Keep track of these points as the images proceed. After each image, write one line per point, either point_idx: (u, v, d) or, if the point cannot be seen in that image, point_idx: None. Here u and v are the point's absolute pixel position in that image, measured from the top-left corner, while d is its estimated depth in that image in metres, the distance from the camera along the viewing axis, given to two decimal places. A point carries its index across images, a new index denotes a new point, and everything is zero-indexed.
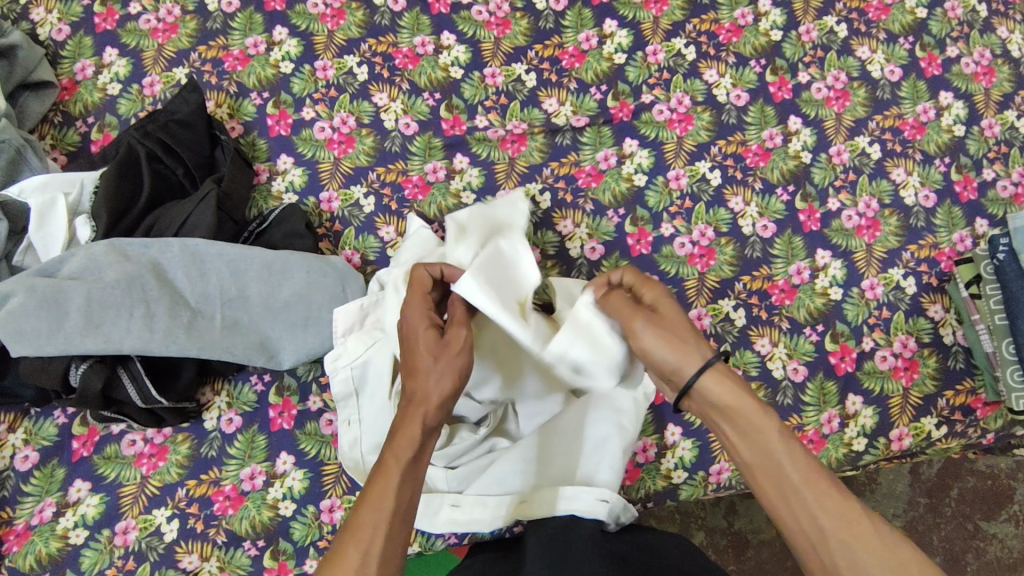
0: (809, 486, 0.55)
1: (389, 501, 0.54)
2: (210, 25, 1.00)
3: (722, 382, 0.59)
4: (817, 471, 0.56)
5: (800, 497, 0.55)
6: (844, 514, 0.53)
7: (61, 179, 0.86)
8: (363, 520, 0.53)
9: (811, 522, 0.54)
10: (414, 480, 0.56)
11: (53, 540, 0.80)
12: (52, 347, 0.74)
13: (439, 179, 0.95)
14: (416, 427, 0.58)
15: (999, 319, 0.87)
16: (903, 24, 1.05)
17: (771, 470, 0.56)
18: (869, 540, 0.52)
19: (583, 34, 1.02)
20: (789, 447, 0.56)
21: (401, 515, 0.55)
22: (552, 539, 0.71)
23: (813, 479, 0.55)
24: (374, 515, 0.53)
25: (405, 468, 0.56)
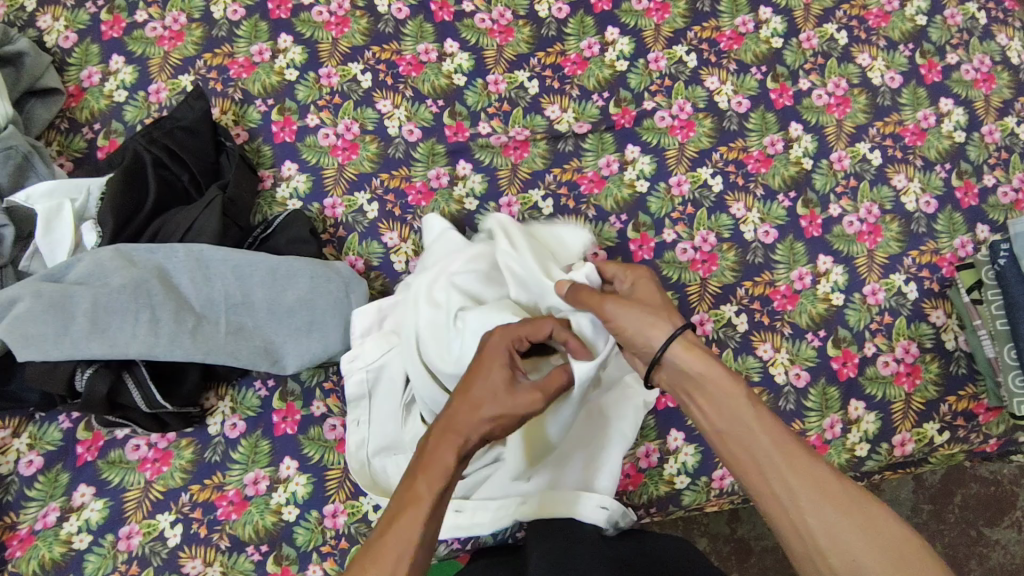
0: (783, 455, 0.57)
1: (417, 529, 0.53)
2: (216, 33, 1.01)
3: (693, 355, 0.63)
4: (791, 442, 0.58)
5: (773, 465, 0.57)
6: (817, 481, 0.55)
7: (67, 186, 0.87)
8: (388, 549, 0.52)
9: (783, 488, 0.56)
10: (441, 513, 0.55)
11: (56, 545, 0.80)
12: (59, 351, 0.74)
13: (442, 185, 0.95)
14: (450, 457, 0.57)
15: (1000, 324, 0.87)
16: (902, 32, 1.05)
17: (746, 438, 0.59)
18: (843, 506, 0.54)
19: (585, 42, 1.03)
20: (760, 417, 0.59)
21: (425, 546, 0.53)
22: (555, 544, 0.71)
23: (788, 448, 0.57)
24: (400, 542, 0.52)
25: (436, 498, 0.55)
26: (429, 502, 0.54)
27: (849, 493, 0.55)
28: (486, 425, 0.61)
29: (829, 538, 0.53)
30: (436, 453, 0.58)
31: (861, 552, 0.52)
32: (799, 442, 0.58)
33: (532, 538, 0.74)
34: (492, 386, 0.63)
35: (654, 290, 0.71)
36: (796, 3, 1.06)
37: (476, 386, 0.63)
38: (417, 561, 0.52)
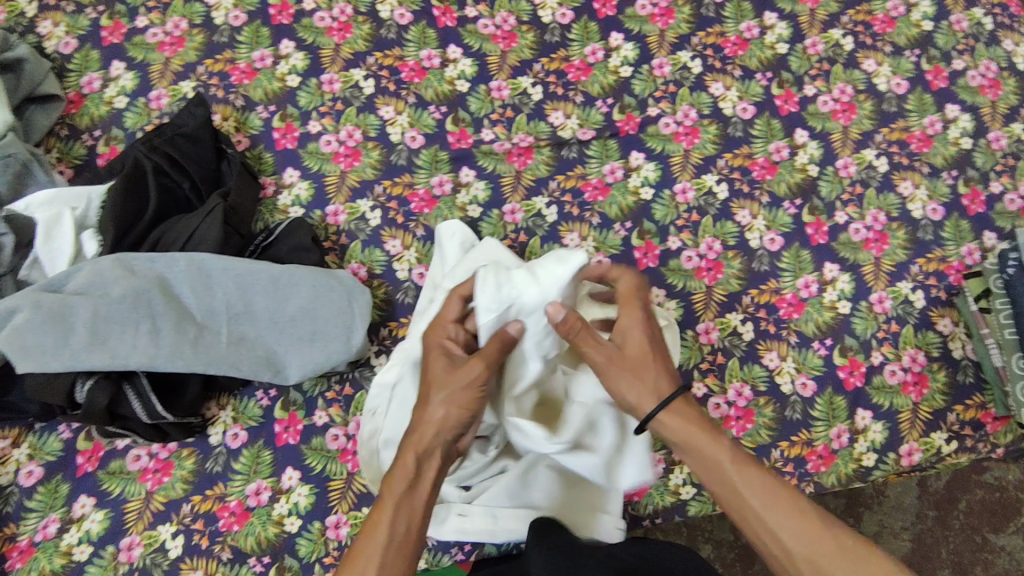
0: (769, 511, 0.58)
1: (381, 534, 0.59)
2: (217, 38, 1.00)
3: (678, 415, 0.64)
4: (773, 490, 0.59)
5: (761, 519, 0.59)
6: (803, 529, 0.57)
7: (67, 194, 0.86)
8: (355, 557, 0.58)
9: (774, 541, 0.58)
10: (412, 509, 0.60)
11: (56, 557, 0.79)
12: (58, 363, 0.74)
13: (445, 193, 0.95)
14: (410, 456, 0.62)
15: (1008, 334, 0.86)
16: (909, 37, 1.05)
17: (735, 498, 0.60)
18: (833, 552, 0.56)
19: (589, 47, 1.02)
20: (744, 471, 0.60)
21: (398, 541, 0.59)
22: (562, 558, 0.69)
23: (771, 499, 0.59)
24: (366, 546, 0.58)
25: (399, 502, 0.60)
26: (393, 502, 0.60)
27: (832, 535, 0.57)
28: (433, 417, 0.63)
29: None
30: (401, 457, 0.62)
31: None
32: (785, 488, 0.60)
33: (536, 548, 0.72)
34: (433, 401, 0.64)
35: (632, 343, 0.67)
36: (802, 9, 1.05)
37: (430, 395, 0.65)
38: (387, 561, 0.58)
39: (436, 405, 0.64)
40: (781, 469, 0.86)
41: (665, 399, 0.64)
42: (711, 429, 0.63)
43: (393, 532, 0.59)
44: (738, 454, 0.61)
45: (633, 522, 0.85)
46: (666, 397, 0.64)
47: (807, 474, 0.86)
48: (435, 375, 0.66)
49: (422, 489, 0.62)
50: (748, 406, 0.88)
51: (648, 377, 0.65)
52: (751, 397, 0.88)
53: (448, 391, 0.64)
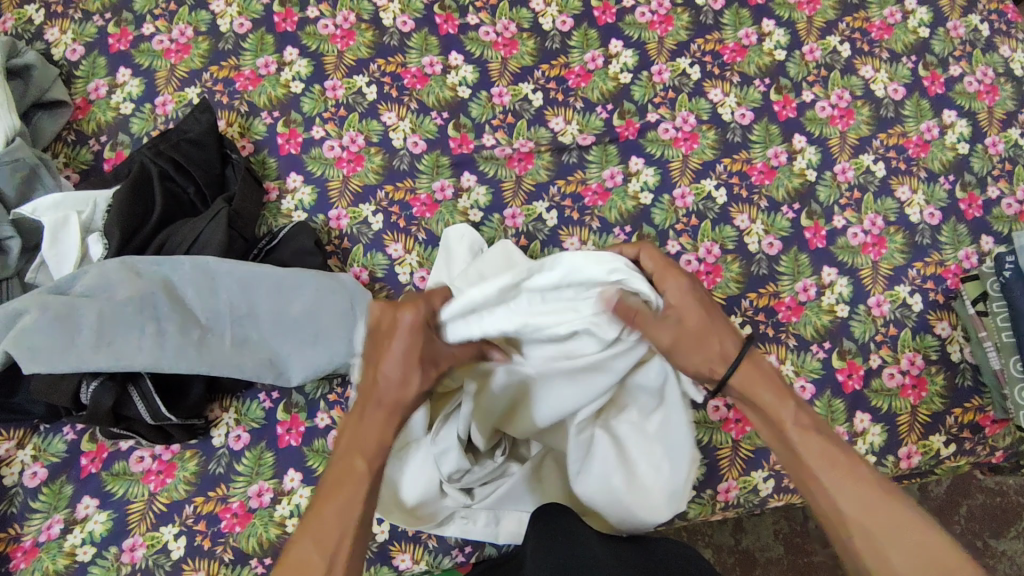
0: (823, 470, 0.60)
1: (356, 508, 0.58)
2: (222, 46, 1.02)
3: (749, 373, 0.65)
4: (835, 455, 0.60)
5: (818, 479, 0.60)
6: (859, 494, 0.58)
7: (74, 198, 0.87)
8: (327, 530, 0.57)
9: (827, 502, 0.59)
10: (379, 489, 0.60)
11: (60, 558, 0.80)
12: (65, 363, 0.74)
13: (446, 198, 0.96)
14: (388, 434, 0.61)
15: (1005, 336, 0.87)
16: (906, 44, 1.06)
17: (796, 460, 0.62)
18: (885, 522, 0.56)
19: (589, 54, 1.03)
20: (806, 434, 0.62)
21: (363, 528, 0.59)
22: (550, 523, 0.73)
23: (826, 457, 0.60)
24: (338, 520, 0.57)
25: (372, 476, 0.59)
26: (366, 481, 0.59)
27: (890, 504, 0.57)
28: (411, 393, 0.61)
29: (873, 550, 0.56)
30: (366, 427, 0.61)
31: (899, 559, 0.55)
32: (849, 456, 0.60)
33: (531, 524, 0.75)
34: (395, 374, 0.61)
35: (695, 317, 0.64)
36: (800, 15, 1.06)
37: (384, 374, 0.61)
38: (359, 533, 0.58)
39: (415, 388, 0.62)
40: (780, 472, 0.87)
41: (742, 355, 0.65)
42: (785, 393, 0.64)
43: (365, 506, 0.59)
44: (804, 416, 0.62)
45: None
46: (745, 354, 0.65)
47: None
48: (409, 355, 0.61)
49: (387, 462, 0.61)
50: None
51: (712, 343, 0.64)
52: None
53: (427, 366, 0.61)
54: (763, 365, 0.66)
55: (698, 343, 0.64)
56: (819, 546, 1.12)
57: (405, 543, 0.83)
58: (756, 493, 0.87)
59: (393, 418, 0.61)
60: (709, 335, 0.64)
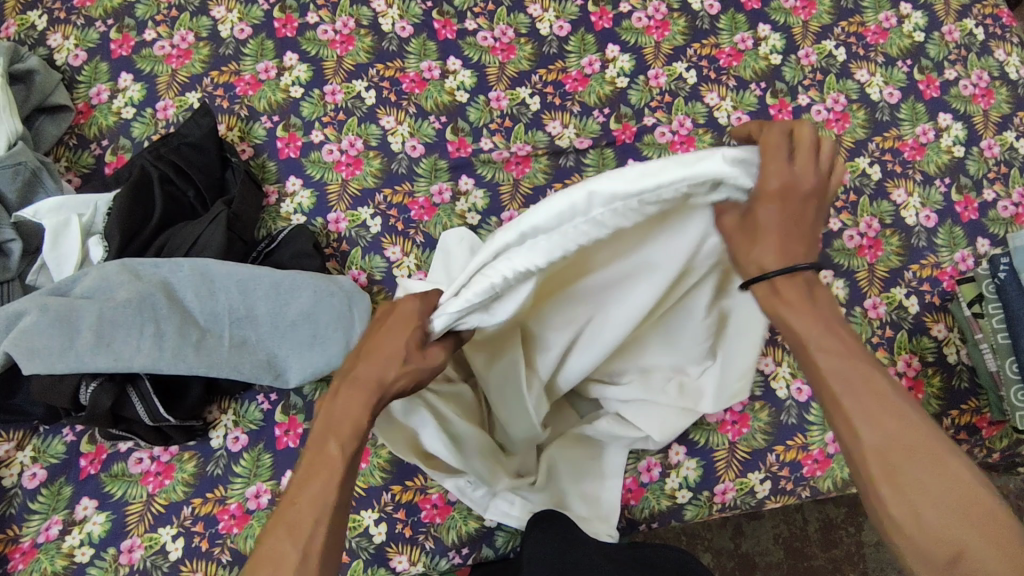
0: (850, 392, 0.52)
1: (331, 495, 0.54)
2: (223, 51, 1.03)
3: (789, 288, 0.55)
4: (866, 381, 0.52)
5: (840, 404, 0.52)
6: (892, 426, 0.50)
7: (74, 202, 0.88)
8: (302, 523, 0.53)
9: (849, 434, 0.51)
10: (356, 473, 0.56)
11: (58, 559, 0.80)
12: (64, 364, 0.75)
13: (445, 201, 0.96)
14: (362, 413, 0.56)
15: (1000, 337, 0.86)
16: (901, 48, 1.06)
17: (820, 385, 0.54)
18: (911, 449, 0.49)
19: (586, 59, 1.04)
20: (832, 356, 0.54)
21: (339, 521, 0.54)
22: (553, 531, 0.74)
23: (856, 377, 0.52)
24: (311, 508, 0.53)
25: (347, 460, 0.56)
26: (341, 464, 0.55)
27: (921, 440, 0.49)
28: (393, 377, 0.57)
29: (891, 482, 0.48)
30: (343, 410, 0.57)
31: (926, 505, 0.47)
32: (885, 383, 0.52)
33: (532, 526, 0.76)
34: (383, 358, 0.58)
35: (777, 213, 0.53)
36: (795, 20, 1.07)
37: (367, 358, 0.58)
38: (336, 520, 0.54)
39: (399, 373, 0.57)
40: (778, 473, 0.87)
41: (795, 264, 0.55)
42: (822, 311, 0.56)
43: (342, 489, 0.55)
44: (833, 332, 0.55)
45: (629, 526, 0.86)
46: (797, 265, 0.55)
47: (801, 479, 0.87)
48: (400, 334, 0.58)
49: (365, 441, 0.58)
50: (743, 411, 0.89)
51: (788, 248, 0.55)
52: (747, 401, 0.89)
53: (410, 364, 0.58)
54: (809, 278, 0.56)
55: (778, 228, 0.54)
56: (819, 550, 1.12)
57: (402, 545, 0.82)
58: (753, 495, 0.87)
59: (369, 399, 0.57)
60: (791, 229, 0.54)
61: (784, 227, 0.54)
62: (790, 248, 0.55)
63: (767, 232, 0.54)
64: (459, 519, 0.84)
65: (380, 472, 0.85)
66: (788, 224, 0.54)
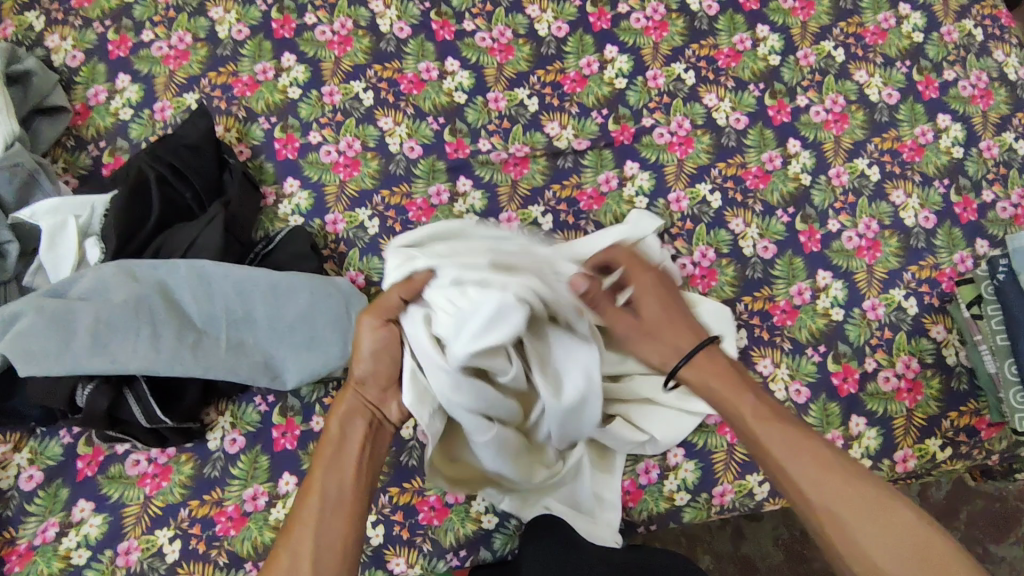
0: (794, 460, 0.64)
1: (313, 499, 0.63)
2: (220, 52, 1.03)
3: (699, 370, 0.75)
4: (804, 447, 0.65)
5: (786, 471, 0.64)
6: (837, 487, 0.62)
7: (71, 202, 0.87)
8: (292, 527, 0.62)
9: (801, 496, 0.63)
10: (340, 475, 0.65)
11: (55, 561, 0.80)
12: (60, 366, 0.75)
13: (442, 202, 0.96)
14: (333, 423, 0.68)
15: (1000, 340, 0.87)
16: (900, 49, 1.06)
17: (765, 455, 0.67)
18: (852, 503, 0.60)
19: (584, 60, 1.04)
20: (771, 430, 0.67)
21: (327, 518, 0.63)
22: (554, 540, 0.74)
23: (793, 445, 0.65)
24: (300, 513, 0.63)
25: (326, 469, 0.65)
26: (320, 469, 0.65)
27: (861, 492, 0.61)
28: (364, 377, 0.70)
29: (843, 533, 0.60)
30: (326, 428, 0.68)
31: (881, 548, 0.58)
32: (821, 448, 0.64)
33: (530, 536, 0.77)
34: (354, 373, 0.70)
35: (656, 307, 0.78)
36: (794, 21, 1.07)
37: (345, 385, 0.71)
38: (323, 524, 0.62)
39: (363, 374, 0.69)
40: None
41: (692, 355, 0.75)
42: (743, 386, 0.72)
43: (325, 494, 0.63)
44: (768, 411, 0.68)
45: (628, 528, 0.85)
46: (694, 355, 0.75)
47: None
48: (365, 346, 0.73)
49: (348, 453, 0.67)
50: None
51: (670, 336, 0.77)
52: None
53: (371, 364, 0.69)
54: (719, 359, 0.75)
55: (659, 330, 0.78)
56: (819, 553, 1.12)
57: (400, 547, 0.82)
58: (751, 497, 0.87)
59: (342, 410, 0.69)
60: (666, 325, 0.78)
61: (661, 323, 0.78)
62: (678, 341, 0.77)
63: (660, 326, 0.78)
64: (456, 521, 0.83)
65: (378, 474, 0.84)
66: (662, 323, 0.78)
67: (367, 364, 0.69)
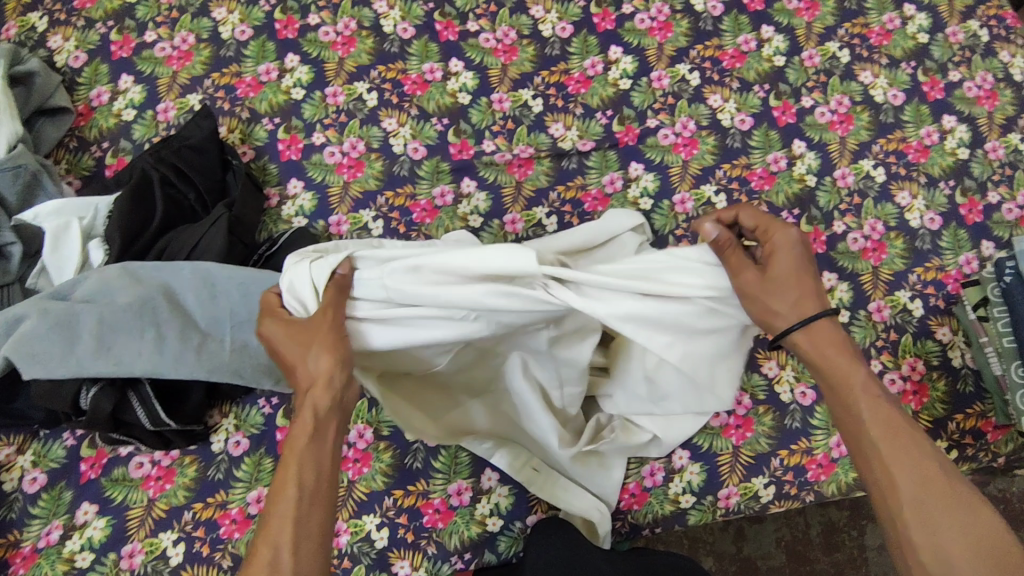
0: (886, 438, 0.61)
1: (290, 490, 0.58)
2: (224, 52, 1.02)
3: (816, 338, 0.66)
4: (901, 429, 0.61)
5: (875, 447, 0.61)
6: (920, 471, 0.59)
7: (77, 203, 0.88)
8: (270, 524, 0.57)
9: (885, 477, 0.60)
10: (318, 466, 0.60)
11: (59, 563, 0.80)
12: (64, 369, 0.75)
13: (447, 203, 0.96)
14: (307, 416, 0.62)
15: (1006, 342, 0.86)
16: (905, 49, 1.06)
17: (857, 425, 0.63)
18: (942, 496, 0.58)
19: (588, 61, 1.04)
20: (873, 402, 0.63)
21: (309, 507, 0.58)
22: (554, 538, 0.75)
23: (891, 423, 0.62)
24: (279, 508, 0.57)
25: (302, 457, 0.60)
26: (295, 463, 0.60)
27: (948, 487, 0.58)
28: (317, 365, 0.63)
29: (919, 516, 0.57)
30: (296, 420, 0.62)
31: (955, 547, 0.55)
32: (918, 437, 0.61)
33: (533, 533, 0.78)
34: (309, 359, 0.64)
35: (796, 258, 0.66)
36: (799, 22, 1.07)
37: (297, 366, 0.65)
38: (303, 515, 0.58)
39: (319, 358, 0.63)
40: (782, 478, 0.87)
41: (810, 318, 0.65)
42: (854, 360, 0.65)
43: (303, 484, 0.59)
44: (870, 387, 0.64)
45: (632, 531, 0.85)
46: (814, 316, 0.65)
47: (806, 483, 0.87)
48: (288, 347, 0.65)
49: (324, 438, 0.62)
50: (747, 414, 0.88)
51: (796, 292, 0.66)
52: (750, 405, 0.88)
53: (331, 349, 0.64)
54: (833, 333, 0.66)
55: (789, 285, 0.66)
56: (822, 554, 1.11)
57: (405, 550, 0.82)
58: (757, 500, 0.86)
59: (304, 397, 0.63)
60: (799, 287, 0.66)
61: (790, 278, 0.66)
62: (801, 299, 0.66)
63: (788, 278, 0.65)
64: (461, 524, 0.83)
65: (382, 477, 0.84)
66: (794, 275, 0.66)
67: (325, 358, 0.63)
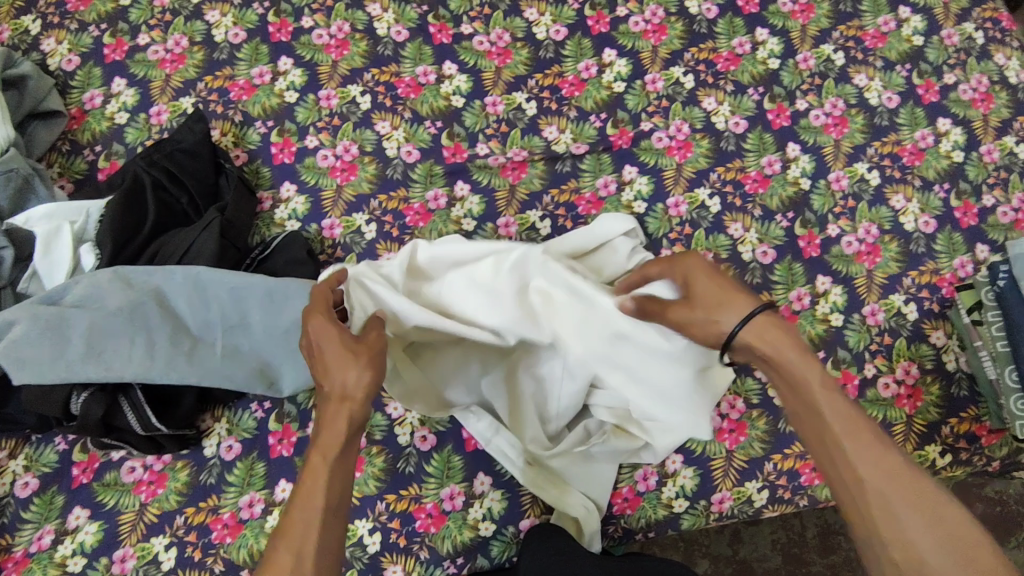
0: (848, 434, 0.58)
1: (319, 496, 0.58)
2: (217, 56, 1.02)
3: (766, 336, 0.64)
4: (861, 421, 0.58)
5: (839, 446, 0.58)
6: (882, 461, 0.56)
7: (67, 208, 0.87)
8: (291, 528, 0.56)
9: (848, 473, 0.57)
10: (343, 477, 0.60)
11: (51, 568, 0.80)
12: (54, 374, 0.75)
13: (440, 207, 0.95)
14: (342, 423, 0.62)
15: (1000, 346, 0.86)
16: (900, 52, 1.06)
17: (815, 418, 0.60)
18: (908, 487, 0.54)
19: (582, 64, 1.04)
20: (832, 396, 0.60)
21: (333, 516, 0.58)
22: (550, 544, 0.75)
23: (850, 415, 0.59)
24: (300, 516, 0.57)
25: (332, 466, 0.60)
26: (323, 473, 0.59)
27: (913, 479, 0.55)
28: (353, 379, 0.64)
29: (883, 510, 0.54)
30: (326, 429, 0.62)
31: (923, 544, 0.52)
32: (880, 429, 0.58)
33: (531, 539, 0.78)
34: (345, 368, 0.64)
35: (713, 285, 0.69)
36: (793, 24, 1.07)
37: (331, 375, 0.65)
38: (327, 523, 0.57)
39: (358, 370, 0.64)
40: (775, 482, 0.86)
41: (750, 316, 0.65)
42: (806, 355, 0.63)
43: (330, 490, 0.59)
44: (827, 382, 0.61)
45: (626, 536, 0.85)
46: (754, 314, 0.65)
47: (800, 488, 0.87)
48: (331, 354, 0.66)
49: (350, 449, 0.62)
50: (740, 419, 0.88)
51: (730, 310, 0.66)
52: (744, 409, 0.88)
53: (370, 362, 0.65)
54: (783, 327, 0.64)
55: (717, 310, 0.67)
56: (817, 556, 1.11)
57: (397, 555, 0.82)
58: (750, 504, 0.86)
59: (337, 406, 0.63)
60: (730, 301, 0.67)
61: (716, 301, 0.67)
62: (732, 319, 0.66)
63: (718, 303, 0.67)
64: (454, 528, 0.83)
65: (375, 481, 0.84)
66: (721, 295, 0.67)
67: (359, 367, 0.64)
